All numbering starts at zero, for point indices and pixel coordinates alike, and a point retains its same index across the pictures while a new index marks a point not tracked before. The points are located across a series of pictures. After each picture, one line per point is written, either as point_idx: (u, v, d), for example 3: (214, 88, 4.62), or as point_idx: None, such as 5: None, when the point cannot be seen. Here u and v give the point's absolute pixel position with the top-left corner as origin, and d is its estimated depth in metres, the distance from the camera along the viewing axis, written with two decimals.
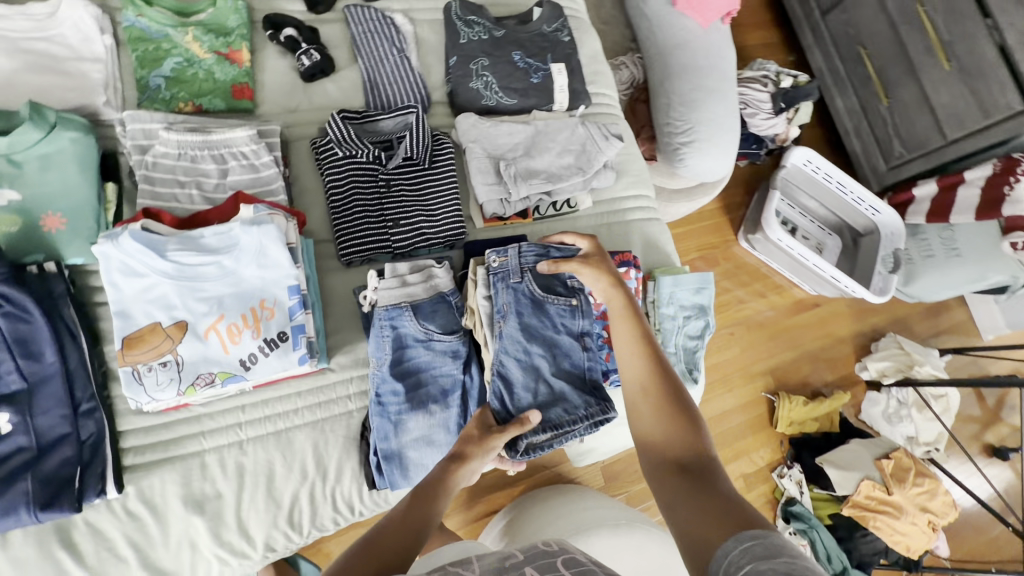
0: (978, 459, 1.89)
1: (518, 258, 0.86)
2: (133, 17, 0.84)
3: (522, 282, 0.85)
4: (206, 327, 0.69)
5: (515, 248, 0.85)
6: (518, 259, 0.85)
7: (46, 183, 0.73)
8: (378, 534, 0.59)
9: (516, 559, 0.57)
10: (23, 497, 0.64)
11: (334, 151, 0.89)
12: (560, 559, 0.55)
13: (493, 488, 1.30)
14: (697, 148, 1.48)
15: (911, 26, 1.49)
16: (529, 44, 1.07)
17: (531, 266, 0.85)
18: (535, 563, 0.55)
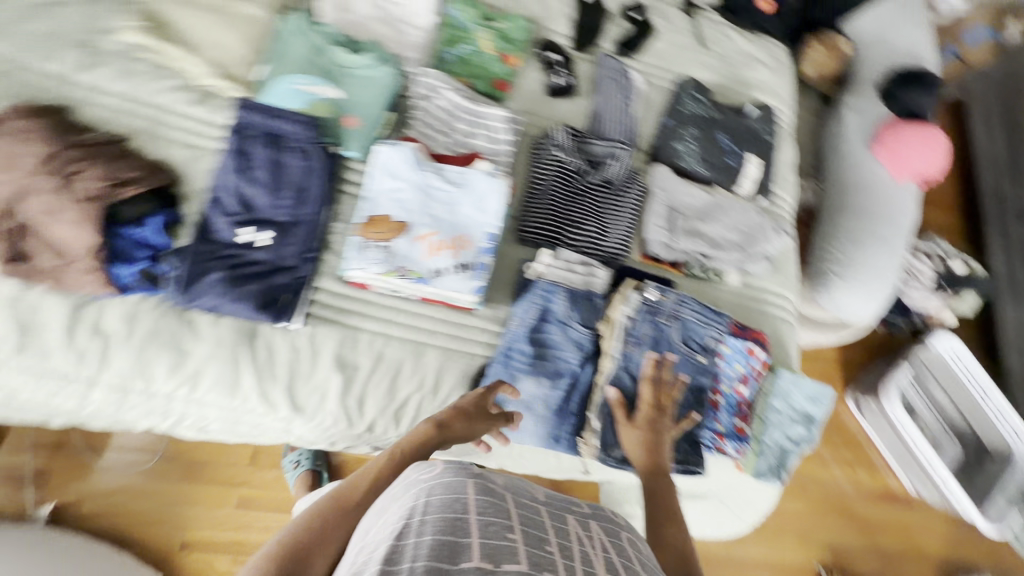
0: None
1: (674, 303, 0.90)
2: (455, 10, 1.14)
3: (669, 323, 0.90)
4: (420, 234, 0.87)
5: (677, 293, 0.90)
6: (676, 304, 0.89)
7: (359, 94, 0.98)
8: (379, 472, 0.66)
9: (580, 508, 0.63)
10: (251, 294, 0.85)
11: (553, 151, 1.07)
12: (618, 532, 0.61)
13: None
14: (848, 283, 1.49)
15: None
16: (736, 132, 1.20)
17: (685, 316, 0.89)
18: (598, 522, 0.61)
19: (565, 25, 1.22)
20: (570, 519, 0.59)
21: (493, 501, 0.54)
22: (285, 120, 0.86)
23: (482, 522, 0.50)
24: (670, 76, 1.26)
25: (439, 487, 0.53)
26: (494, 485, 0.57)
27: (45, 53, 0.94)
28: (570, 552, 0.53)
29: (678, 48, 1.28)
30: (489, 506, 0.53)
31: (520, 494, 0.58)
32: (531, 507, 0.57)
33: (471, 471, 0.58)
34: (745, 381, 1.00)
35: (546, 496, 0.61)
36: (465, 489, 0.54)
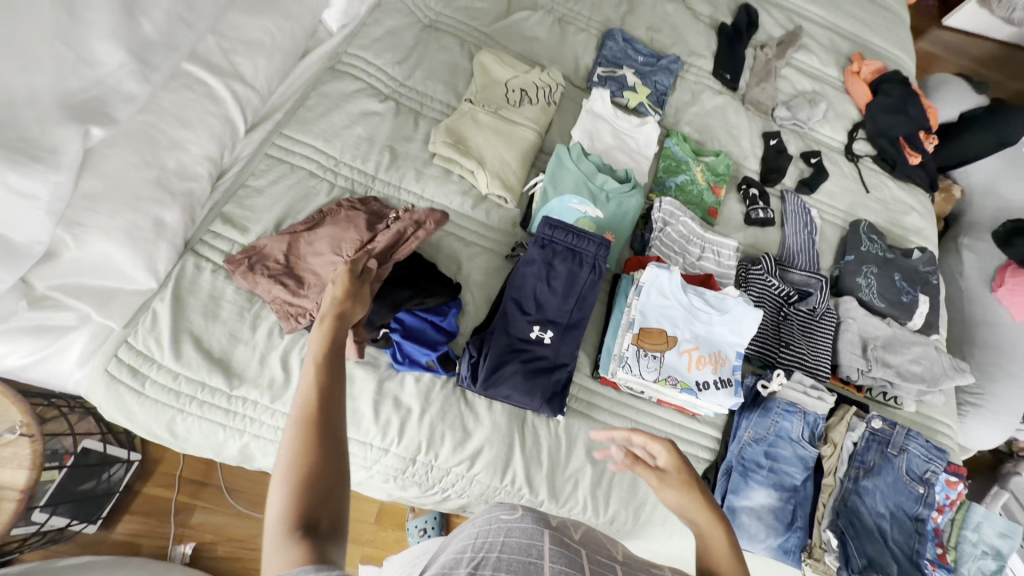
0: None
1: (901, 435, 1.05)
2: (673, 144, 1.32)
3: (897, 453, 1.04)
4: (685, 349, 1.00)
5: (903, 426, 1.05)
6: (904, 436, 1.05)
7: (614, 217, 1.14)
8: (328, 359, 0.58)
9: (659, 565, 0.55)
10: (540, 385, 0.96)
11: (766, 276, 1.19)
12: None
13: None
14: (981, 414, 1.59)
15: None
16: (907, 272, 1.35)
17: (910, 447, 1.04)
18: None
19: (754, 163, 1.42)
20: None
21: (568, 555, 0.48)
22: (588, 241, 1.02)
23: (556, 571, 0.45)
24: (840, 215, 1.44)
25: (511, 530, 0.49)
26: (570, 539, 0.51)
27: (362, 154, 1.12)
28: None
29: (847, 190, 1.46)
30: (561, 555, 0.47)
31: (597, 552, 0.52)
32: (605, 568, 0.49)
33: (551, 522, 0.52)
34: (943, 510, 1.04)
35: (626, 559, 0.53)
36: (540, 536, 0.49)
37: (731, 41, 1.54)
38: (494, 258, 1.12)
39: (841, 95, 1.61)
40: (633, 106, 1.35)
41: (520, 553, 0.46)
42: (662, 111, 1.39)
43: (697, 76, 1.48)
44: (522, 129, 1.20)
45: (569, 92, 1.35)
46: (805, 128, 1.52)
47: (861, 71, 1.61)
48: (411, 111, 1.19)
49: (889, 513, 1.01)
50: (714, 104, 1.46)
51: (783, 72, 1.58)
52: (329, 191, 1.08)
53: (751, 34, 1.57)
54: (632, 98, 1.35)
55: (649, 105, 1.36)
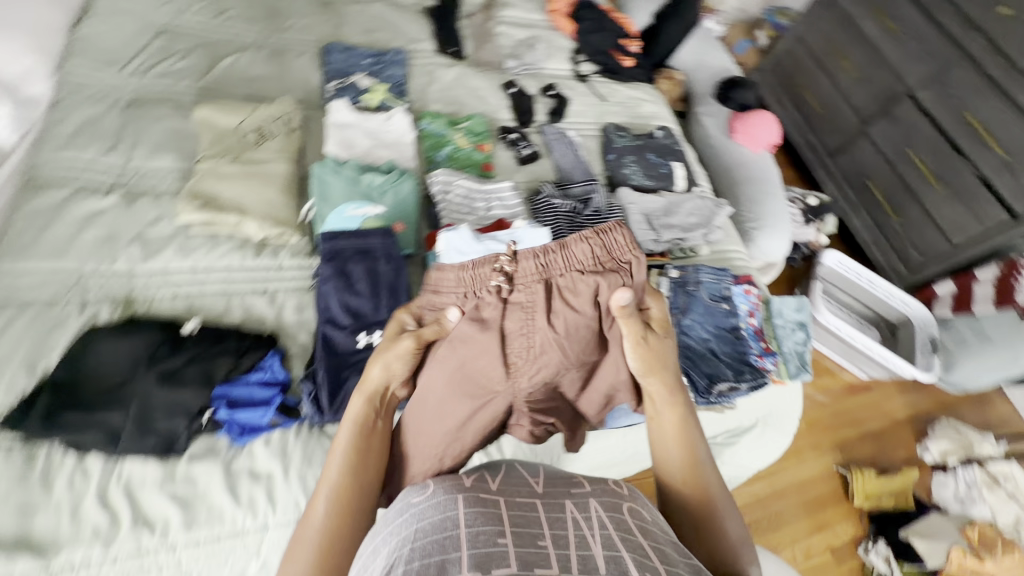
0: None
1: (694, 273, 1.27)
2: (428, 124, 1.41)
3: (697, 288, 1.25)
4: None
5: (693, 265, 1.27)
6: (696, 273, 1.27)
7: (397, 205, 1.18)
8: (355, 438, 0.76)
9: (581, 487, 0.71)
10: None
11: (550, 200, 1.33)
12: (624, 505, 0.68)
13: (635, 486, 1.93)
14: (765, 231, 1.93)
15: (907, 168, 2.43)
16: (657, 150, 1.60)
17: (704, 278, 1.26)
18: (598, 499, 0.68)
19: (506, 113, 1.57)
20: (569, 505, 0.66)
21: (485, 510, 0.62)
22: (370, 236, 1.04)
23: (471, 534, 0.58)
24: (595, 126, 1.64)
25: (428, 509, 0.63)
26: (486, 496, 0.65)
27: (106, 257, 1.01)
28: (578, 538, 0.60)
29: (590, 105, 1.68)
30: (477, 513, 0.61)
31: (514, 501, 0.66)
32: (523, 509, 0.64)
33: (464, 485, 0.67)
34: (751, 313, 1.28)
35: (545, 489, 0.71)
36: (454, 505, 0.62)
37: (441, 18, 1.66)
38: (300, 294, 1.09)
39: (553, 32, 1.83)
40: (376, 104, 1.40)
41: (436, 530, 0.58)
42: (406, 99, 1.46)
43: (426, 58, 1.58)
44: (273, 164, 1.18)
45: (310, 114, 1.35)
46: (536, 69, 1.71)
47: (559, 7, 1.84)
48: (145, 193, 1.10)
49: (714, 334, 1.20)
50: (451, 76, 1.56)
51: (499, 30, 1.75)
52: (80, 311, 0.96)
53: (456, 6, 1.71)
54: (371, 98, 1.40)
55: (390, 98, 1.42)
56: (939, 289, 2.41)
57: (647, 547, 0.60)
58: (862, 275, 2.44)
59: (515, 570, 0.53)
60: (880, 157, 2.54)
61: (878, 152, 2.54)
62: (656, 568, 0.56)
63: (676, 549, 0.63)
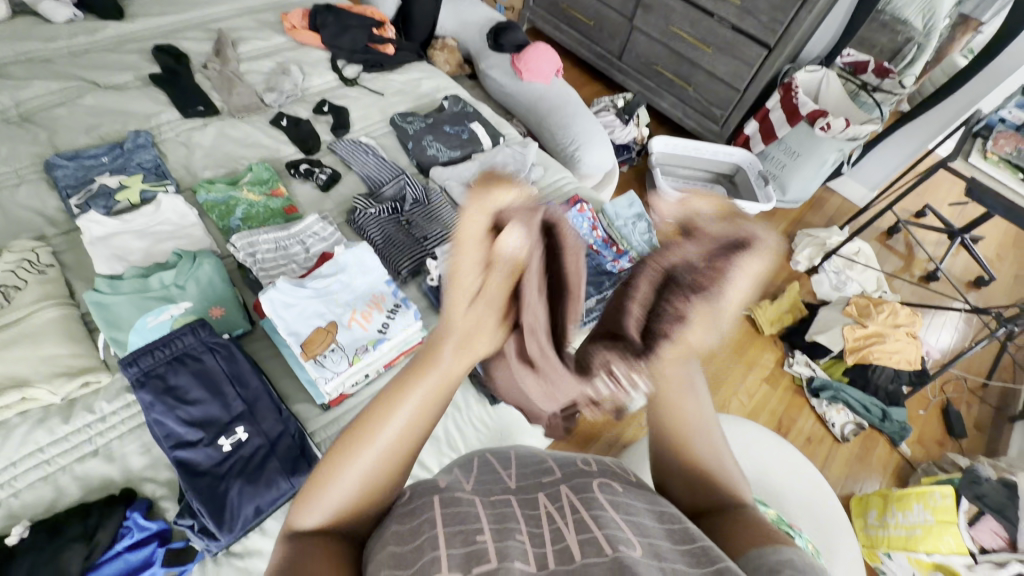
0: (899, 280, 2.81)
1: None
2: (206, 194, 1.28)
3: None
4: (349, 319, 1.02)
5: None
6: None
7: (203, 291, 1.06)
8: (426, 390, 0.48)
9: (553, 476, 0.62)
10: (276, 471, 0.88)
11: (366, 212, 1.30)
12: (594, 483, 0.59)
13: (592, 414, 2.04)
14: (585, 148, 2.03)
15: (678, 43, 2.69)
16: (450, 120, 1.59)
17: None
18: (568, 488, 0.58)
19: (289, 147, 1.48)
20: (541, 496, 0.57)
21: (462, 509, 0.51)
22: (179, 338, 0.93)
23: (448, 534, 0.48)
24: (384, 124, 1.61)
25: (404, 512, 0.52)
26: (462, 494, 0.55)
27: None
28: (565, 521, 0.51)
29: (370, 105, 1.64)
30: (458, 511, 0.51)
31: (488, 494, 0.57)
32: (498, 505, 0.54)
33: (437, 490, 0.56)
34: (595, 227, 1.40)
35: (519, 483, 0.61)
36: (430, 508, 0.52)
37: (171, 81, 1.50)
38: (139, 432, 0.95)
39: (301, 49, 1.74)
40: (138, 199, 1.25)
41: (408, 535, 0.48)
42: (171, 179, 1.32)
43: (175, 128, 1.43)
44: (39, 314, 1.01)
45: (65, 242, 1.17)
46: (301, 92, 1.62)
47: (295, 23, 1.76)
48: None
49: None
50: (211, 137, 1.44)
51: (242, 69, 1.62)
52: None
53: (184, 63, 1.56)
54: (128, 195, 1.25)
55: (150, 185, 1.27)
56: (747, 131, 2.75)
57: (621, 519, 0.51)
58: (687, 147, 2.76)
59: (496, 565, 0.43)
60: (655, 42, 2.80)
61: (652, 40, 2.80)
62: (630, 539, 0.48)
63: (654, 515, 0.54)
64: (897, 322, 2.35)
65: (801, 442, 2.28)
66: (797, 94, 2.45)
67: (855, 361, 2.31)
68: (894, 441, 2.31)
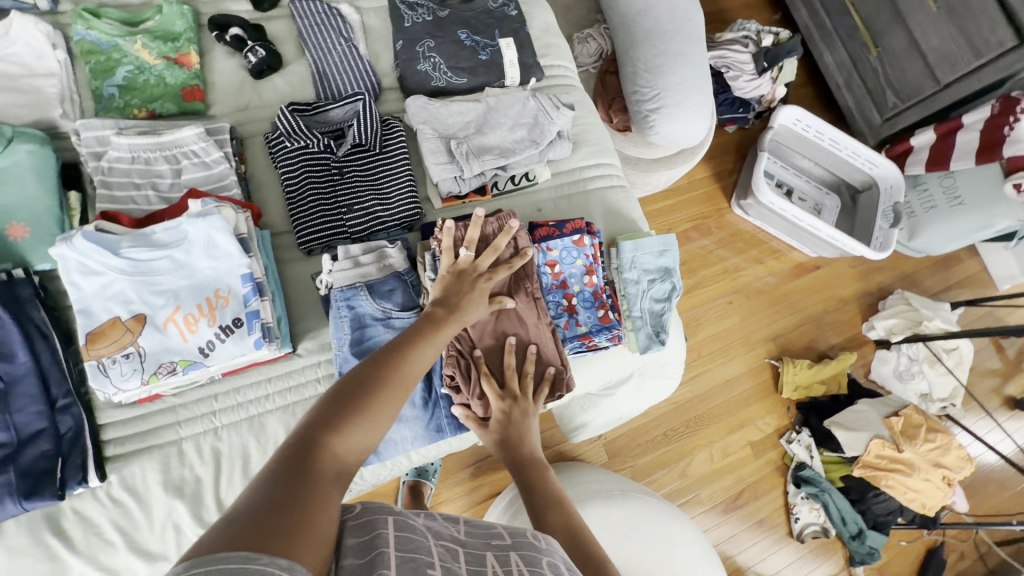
0: (998, 411, 2.16)
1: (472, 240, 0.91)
2: (83, 31, 0.89)
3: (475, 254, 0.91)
4: (164, 319, 0.73)
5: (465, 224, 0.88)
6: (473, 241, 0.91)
7: (8, 193, 0.77)
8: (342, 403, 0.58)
9: (503, 538, 0.58)
10: (6, 487, 0.69)
11: (285, 144, 0.92)
12: (545, 558, 0.56)
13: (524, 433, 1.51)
14: (667, 113, 1.45)
15: None
16: (473, 23, 1.07)
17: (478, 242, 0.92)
18: (520, 551, 0.55)
19: None
20: (489, 557, 0.54)
21: (414, 537, 0.51)
22: None
23: (399, 559, 0.47)
24: None
25: (362, 526, 0.51)
26: (414, 519, 0.54)
27: None
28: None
29: None
30: (408, 538, 0.50)
31: (440, 531, 0.55)
32: (450, 543, 0.54)
33: (394, 508, 0.55)
34: (593, 270, 0.97)
35: (469, 529, 0.59)
36: (382, 526, 0.51)
37: None
38: None
39: None
40: None
41: (362, 552, 0.48)
42: None
43: None
44: None
45: None
46: None
47: None
48: None
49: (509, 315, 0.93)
50: None
51: None
52: None
53: None
54: None
55: None
56: (915, 141, 1.79)
57: None
58: (822, 133, 1.85)
59: None
60: None
61: None
62: None
63: None
64: (939, 460, 1.82)
65: (751, 521, 1.87)
66: (1015, 123, 1.49)
67: (860, 475, 1.81)
68: (852, 559, 1.88)
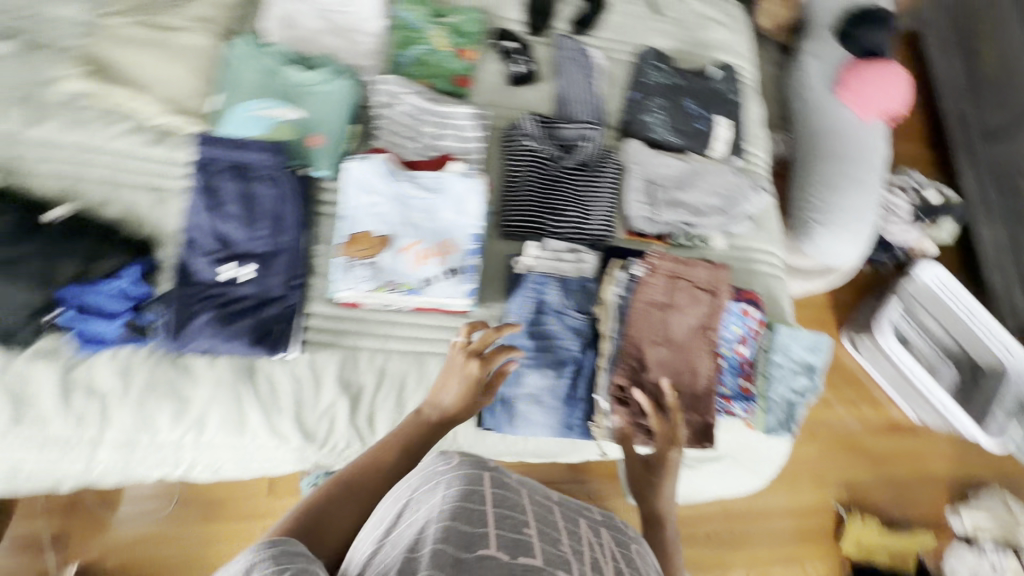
0: None
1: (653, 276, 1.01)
2: (404, 11, 1.11)
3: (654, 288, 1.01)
4: (403, 245, 0.86)
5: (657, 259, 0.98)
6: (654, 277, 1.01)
7: (322, 110, 0.96)
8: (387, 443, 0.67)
9: (592, 512, 0.61)
10: (245, 330, 0.84)
11: (522, 143, 1.06)
12: (634, 544, 0.61)
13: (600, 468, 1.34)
14: (830, 229, 1.50)
15: None
16: (702, 95, 1.20)
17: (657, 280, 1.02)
18: (609, 531, 0.59)
19: (517, 9, 1.21)
20: (582, 524, 0.57)
21: (509, 496, 0.53)
22: (254, 148, 0.88)
23: (497, 518, 0.49)
24: (629, 48, 1.25)
25: (456, 479, 0.53)
26: (510, 480, 0.55)
27: None
28: (581, 554, 0.51)
29: (632, 17, 1.28)
30: (504, 497, 0.52)
31: (533, 491, 0.57)
32: (543, 506, 0.55)
33: (487, 462, 0.56)
34: (744, 341, 1.03)
35: (560, 496, 0.60)
36: (482, 480, 0.53)
37: None
38: None
39: None
40: None
41: (462, 502, 0.50)
42: None
43: None
44: (193, 33, 0.98)
45: None
46: None
47: None
48: (46, 43, 0.96)
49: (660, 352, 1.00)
50: None
51: None
52: None
53: None
54: None
55: None
56: None
57: None
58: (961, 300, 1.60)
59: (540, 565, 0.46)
60: None
61: None
62: None
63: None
64: None
65: None
66: None
67: None
68: None
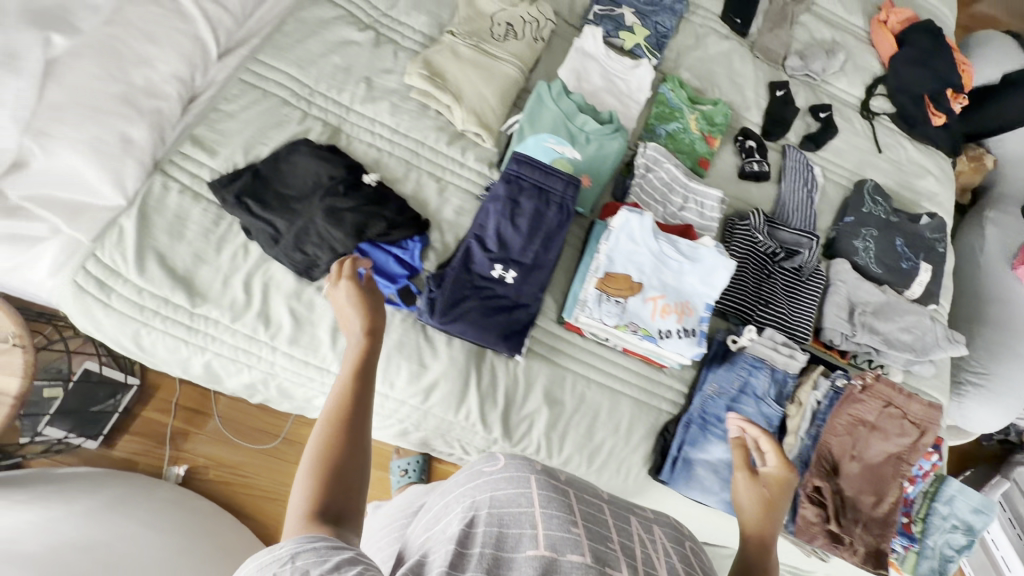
0: None
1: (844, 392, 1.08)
2: (668, 89, 1.25)
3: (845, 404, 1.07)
4: (650, 297, 0.97)
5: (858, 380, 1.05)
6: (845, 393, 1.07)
7: (597, 159, 1.10)
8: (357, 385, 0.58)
9: (647, 514, 0.60)
10: (497, 325, 0.95)
11: (748, 233, 1.15)
12: (690, 545, 0.58)
13: None
14: (983, 394, 1.47)
15: None
16: (911, 237, 1.27)
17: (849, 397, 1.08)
18: (663, 528, 0.58)
19: (758, 114, 1.34)
20: (634, 521, 0.56)
21: (558, 495, 0.53)
22: (555, 177, 1.01)
23: (545, 515, 0.50)
24: (847, 175, 1.35)
25: (501, 482, 0.54)
26: (558, 479, 0.56)
27: (339, 84, 1.09)
28: (633, 551, 0.50)
29: (855, 148, 1.38)
30: (550, 496, 0.52)
31: (582, 490, 0.57)
32: (594, 506, 0.55)
33: (536, 465, 0.57)
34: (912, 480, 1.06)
35: (610, 497, 0.60)
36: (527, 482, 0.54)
37: None
38: (465, 197, 1.09)
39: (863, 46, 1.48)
40: (629, 47, 1.28)
41: (513, 504, 0.51)
42: (662, 55, 1.31)
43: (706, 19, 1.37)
44: (507, 65, 1.15)
45: (561, 30, 1.28)
46: (818, 80, 1.42)
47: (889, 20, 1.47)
48: (391, 41, 1.15)
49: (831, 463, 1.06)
50: (720, 51, 1.36)
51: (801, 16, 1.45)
52: (300, 121, 1.05)
53: None
54: (629, 39, 1.27)
55: (647, 46, 1.28)
56: None
57: None
58: None
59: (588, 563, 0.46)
60: None
61: None
62: None
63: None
64: None
65: None
66: None
67: None
68: None
